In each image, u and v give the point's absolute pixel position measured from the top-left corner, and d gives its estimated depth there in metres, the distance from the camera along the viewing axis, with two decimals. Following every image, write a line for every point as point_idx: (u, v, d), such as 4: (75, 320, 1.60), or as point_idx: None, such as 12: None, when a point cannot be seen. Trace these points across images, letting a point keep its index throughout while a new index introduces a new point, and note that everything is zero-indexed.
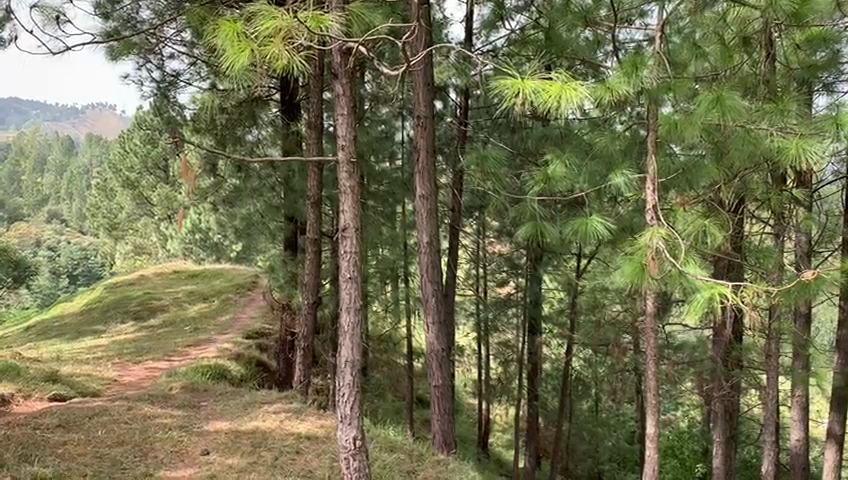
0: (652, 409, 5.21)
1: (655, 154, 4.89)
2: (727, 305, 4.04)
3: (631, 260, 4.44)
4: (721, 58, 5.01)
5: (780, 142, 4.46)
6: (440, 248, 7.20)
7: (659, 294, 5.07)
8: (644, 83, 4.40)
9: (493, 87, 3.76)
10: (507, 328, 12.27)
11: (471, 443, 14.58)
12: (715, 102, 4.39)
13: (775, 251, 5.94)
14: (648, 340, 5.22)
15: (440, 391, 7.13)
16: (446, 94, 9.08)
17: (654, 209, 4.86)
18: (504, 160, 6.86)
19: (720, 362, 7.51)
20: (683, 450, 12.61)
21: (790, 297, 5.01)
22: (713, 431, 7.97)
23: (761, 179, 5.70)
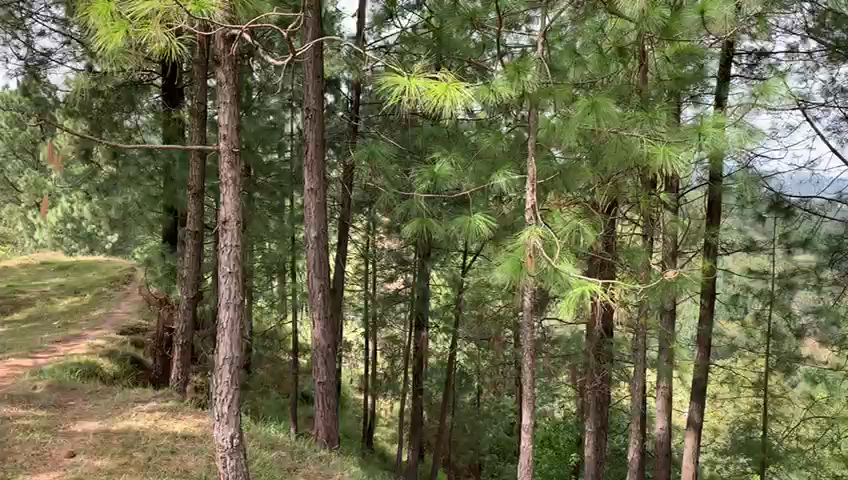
0: (528, 400, 5.40)
1: (536, 156, 5.09)
2: (597, 301, 4.26)
3: (509, 258, 4.59)
4: (597, 66, 5.36)
5: (649, 148, 4.71)
6: (327, 243, 7.13)
7: (537, 290, 5.25)
8: (527, 87, 4.54)
9: (380, 84, 3.77)
10: (394, 323, 12.36)
11: (356, 438, 14.59)
12: (591, 108, 4.60)
13: (644, 251, 6.33)
14: (526, 335, 5.41)
15: (325, 387, 7.07)
16: (338, 87, 9.03)
17: (533, 209, 5.07)
18: (392, 157, 6.93)
19: (593, 355, 7.91)
20: (559, 440, 13.41)
21: (655, 294, 5.34)
22: (586, 421, 8.37)
23: (633, 183, 6.03)
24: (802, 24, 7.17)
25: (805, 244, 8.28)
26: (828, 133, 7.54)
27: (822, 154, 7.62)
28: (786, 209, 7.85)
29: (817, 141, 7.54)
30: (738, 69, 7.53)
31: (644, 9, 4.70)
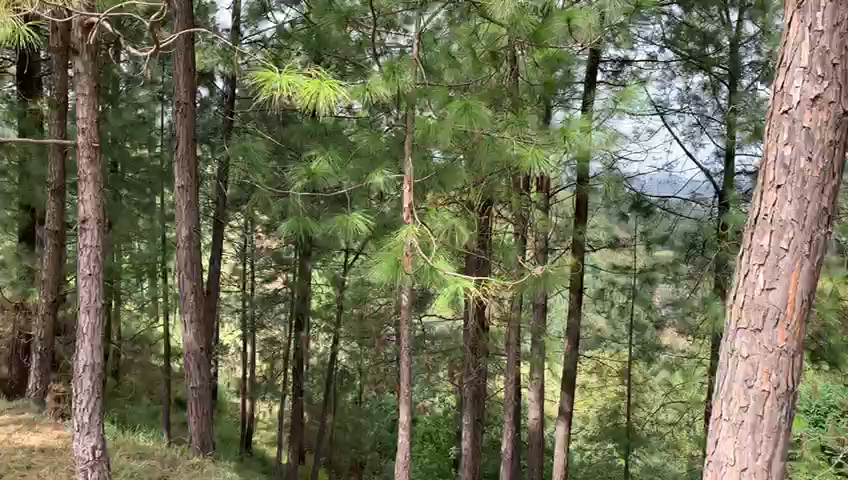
0: (405, 398, 5.45)
1: (412, 156, 5.17)
2: (470, 297, 4.38)
3: (386, 256, 4.65)
4: (472, 68, 5.49)
5: (519, 150, 4.89)
6: (200, 242, 6.89)
7: (414, 288, 5.32)
8: (402, 87, 4.60)
9: (251, 80, 3.79)
10: (274, 324, 12.13)
11: (233, 443, 14.19)
12: (463, 110, 4.69)
13: (516, 248, 6.56)
14: (404, 332, 5.47)
15: (199, 392, 6.85)
16: (212, 81, 8.76)
17: (410, 208, 5.13)
18: (268, 154, 6.81)
19: (471, 350, 8.10)
20: (439, 434, 13.67)
21: (526, 290, 5.54)
22: (463, 415, 8.56)
23: (506, 182, 6.21)
24: (660, 35, 7.68)
25: (664, 241, 8.87)
26: (683, 137, 8.16)
27: (678, 157, 8.27)
28: (646, 207, 8.36)
29: (675, 145, 8.16)
30: (604, 75, 7.97)
31: (514, 15, 4.86)
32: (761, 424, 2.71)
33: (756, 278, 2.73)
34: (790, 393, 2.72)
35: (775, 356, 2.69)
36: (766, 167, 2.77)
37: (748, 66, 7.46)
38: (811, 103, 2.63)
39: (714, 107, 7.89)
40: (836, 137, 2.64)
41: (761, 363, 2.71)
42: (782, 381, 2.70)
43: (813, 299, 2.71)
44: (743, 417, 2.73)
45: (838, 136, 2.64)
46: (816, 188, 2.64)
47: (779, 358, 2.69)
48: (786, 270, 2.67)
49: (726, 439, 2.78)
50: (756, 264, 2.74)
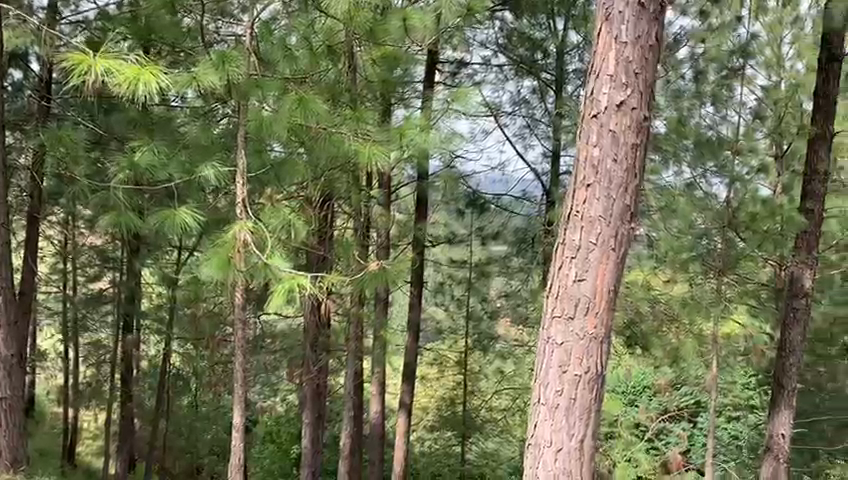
0: (238, 399, 5.30)
1: (246, 148, 5.19)
2: (305, 294, 4.34)
3: (217, 253, 4.47)
4: (310, 63, 5.22)
5: (357, 145, 4.93)
6: (10, 240, 6.27)
7: (248, 286, 5.18)
8: (232, 77, 4.44)
9: (63, 65, 3.54)
10: (99, 326, 11.31)
11: (53, 455, 13.09)
12: (298, 102, 4.63)
13: (355, 243, 6.54)
14: (238, 330, 5.31)
15: (8, 402, 6.26)
16: (26, 63, 7.99)
17: (244, 203, 5.08)
18: (89, 143, 6.30)
19: (310, 347, 7.98)
20: (280, 434, 13.40)
21: (364, 285, 5.56)
22: (303, 412, 8.45)
23: (346, 178, 6.15)
24: (494, 40, 8.07)
25: (497, 236, 9.23)
26: (515, 138, 8.48)
27: (510, 157, 8.53)
28: (481, 204, 8.73)
29: (507, 145, 8.45)
30: (441, 76, 7.97)
31: None
32: (574, 406, 2.92)
33: (569, 270, 2.93)
34: (598, 376, 2.95)
35: (586, 342, 2.90)
36: (578, 167, 2.97)
37: (573, 73, 8.03)
38: (616, 108, 2.86)
39: (542, 111, 8.36)
40: (637, 140, 2.89)
41: (574, 348, 2.91)
42: (593, 365, 2.92)
43: (617, 288, 2.95)
44: (558, 401, 2.93)
45: (639, 139, 2.89)
46: (619, 187, 2.88)
47: (589, 343, 2.90)
48: (594, 263, 2.89)
49: (545, 422, 2.96)
50: (570, 257, 2.93)
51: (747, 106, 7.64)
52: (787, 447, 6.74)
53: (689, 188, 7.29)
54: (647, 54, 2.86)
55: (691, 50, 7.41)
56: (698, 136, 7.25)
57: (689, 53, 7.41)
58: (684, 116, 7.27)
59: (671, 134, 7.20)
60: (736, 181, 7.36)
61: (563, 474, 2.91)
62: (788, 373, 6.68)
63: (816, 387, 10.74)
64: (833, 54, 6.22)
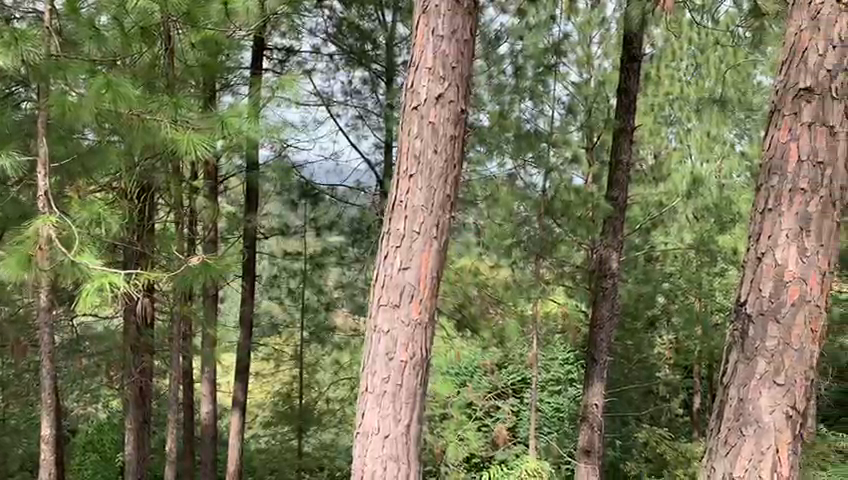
0: (47, 409, 4.85)
1: (48, 137, 4.67)
2: (118, 293, 4.04)
3: (16, 250, 4.07)
4: (122, 46, 4.98)
5: (172, 132, 4.71)
6: None
7: (55, 285, 4.77)
8: (27, 56, 4.03)
9: None
10: None
11: None
12: (106, 87, 4.30)
13: (178, 237, 6.21)
14: (45, 336, 4.85)
15: None
16: None
17: (46, 196, 4.63)
18: None
19: (132, 348, 7.48)
20: (103, 442, 12.53)
21: (185, 281, 5.26)
22: (125, 418, 7.92)
23: (165, 168, 5.82)
24: (323, 28, 8.02)
25: (332, 227, 9.01)
26: (348, 128, 8.47)
27: (344, 147, 8.55)
28: (315, 195, 8.62)
29: (340, 136, 8.48)
30: (270, 64, 8.01)
31: None
32: (400, 392, 2.98)
33: (393, 259, 3.00)
34: (423, 361, 3.03)
35: (411, 329, 2.98)
36: (401, 159, 3.04)
37: (402, 65, 8.02)
38: (435, 101, 2.98)
39: (374, 101, 8.31)
40: (455, 132, 3.02)
41: (400, 336, 2.98)
42: (417, 351, 3.00)
43: (440, 276, 3.05)
44: (385, 387, 2.98)
45: (457, 131, 3.02)
46: (439, 178, 2.99)
47: (414, 330, 2.98)
48: (417, 252, 2.97)
49: (371, 410, 3.00)
50: (393, 247, 3.01)
51: (561, 102, 7.87)
52: (599, 415, 7.30)
53: (510, 179, 7.78)
54: (461, 49, 3.00)
55: (511, 46, 7.82)
56: (518, 129, 7.56)
57: (509, 49, 7.82)
58: (505, 110, 7.66)
59: (492, 127, 7.61)
60: (553, 171, 7.74)
61: (392, 458, 2.96)
62: (600, 347, 7.24)
63: (625, 359, 11.84)
64: (632, 54, 6.87)
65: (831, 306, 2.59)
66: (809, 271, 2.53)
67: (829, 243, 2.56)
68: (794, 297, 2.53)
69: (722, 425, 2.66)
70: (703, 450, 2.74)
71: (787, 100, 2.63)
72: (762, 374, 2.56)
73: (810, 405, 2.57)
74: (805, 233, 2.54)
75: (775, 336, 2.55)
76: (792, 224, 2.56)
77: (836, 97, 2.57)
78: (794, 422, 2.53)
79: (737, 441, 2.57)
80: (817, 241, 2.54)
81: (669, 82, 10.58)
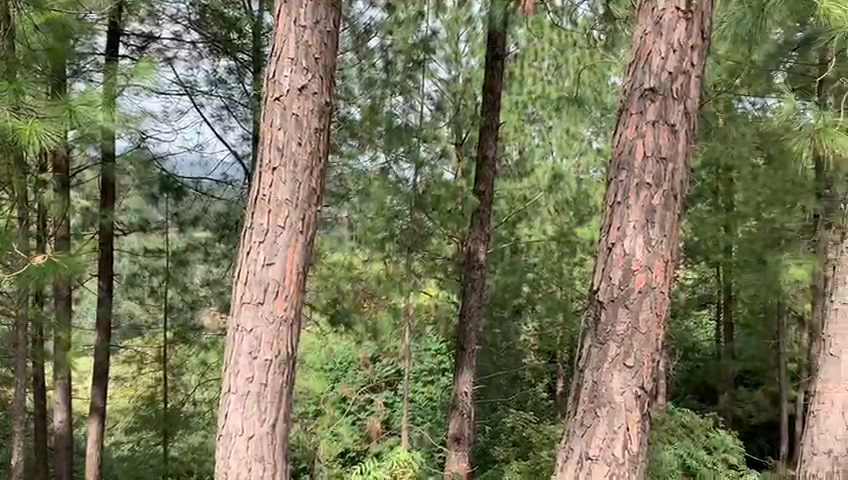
0: None
1: None
2: None
3: None
4: None
5: (13, 123, 4.29)
6: None
7: None
8: None
9: None
10: None
11: None
12: None
13: (21, 234, 5.71)
14: None
15: None
16: None
17: None
18: None
19: None
20: None
21: (28, 282, 4.84)
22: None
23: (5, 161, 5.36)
24: (185, 15, 7.50)
25: (196, 222, 8.83)
26: (212, 119, 8.16)
27: (209, 139, 8.22)
28: (178, 189, 8.20)
29: (204, 126, 8.14)
30: (127, 50, 7.34)
31: None
32: (266, 391, 2.96)
33: (257, 255, 2.98)
34: (289, 359, 3.02)
35: (275, 326, 2.97)
36: (263, 150, 3.03)
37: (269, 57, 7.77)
38: (298, 92, 2.99)
39: (240, 92, 8.07)
40: (319, 124, 3.05)
41: (264, 334, 2.96)
42: (283, 348, 2.99)
43: (305, 272, 3.06)
44: (249, 387, 2.94)
45: (321, 124, 3.05)
46: (304, 171, 3.02)
47: (279, 328, 2.98)
48: (283, 247, 2.98)
49: (236, 411, 2.95)
50: (257, 242, 2.99)
51: (431, 98, 7.80)
52: (469, 403, 7.51)
53: (383, 172, 7.75)
54: (325, 40, 3.02)
55: (381, 40, 7.75)
56: (390, 125, 7.65)
57: (379, 43, 7.81)
58: (377, 104, 7.77)
59: (364, 121, 7.78)
60: (424, 165, 7.73)
61: (256, 459, 2.93)
62: (469, 337, 7.42)
63: (495, 346, 12.08)
64: (496, 53, 7.09)
65: (672, 292, 2.79)
66: (653, 260, 2.72)
67: (670, 234, 2.76)
68: (640, 285, 2.71)
69: (578, 407, 2.80)
70: (562, 432, 2.88)
71: (633, 99, 2.81)
72: (614, 357, 2.71)
73: (656, 385, 2.77)
74: (650, 224, 2.72)
75: (624, 321, 2.71)
76: (638, 217, 2.73)
77: (676, 98, 2.76)
78: (642, 402, 2.71)
79: (592, 422, 2.72)
80: (660, 232, 2.73)
81: (532, 82, 10.61)
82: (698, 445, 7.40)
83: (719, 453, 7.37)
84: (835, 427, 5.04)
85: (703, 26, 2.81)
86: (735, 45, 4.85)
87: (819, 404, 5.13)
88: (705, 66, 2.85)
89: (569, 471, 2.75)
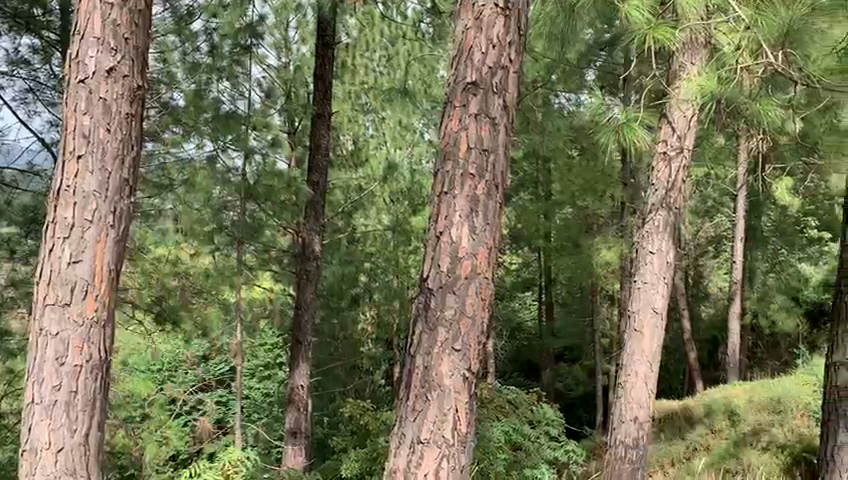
0: None
1: None
2: None
3: None
4: None
5: None
6: None
7: None
8: None
9: None
10: None
11: None
12: None
13: None
14: None
15: None
16: None
17: None
18: None
19: None
20: None
21: None
22: None
23: None
24: None
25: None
26: (15, 103, 6.61)
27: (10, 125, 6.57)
28: None
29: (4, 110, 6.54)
30: None
31: None
32: (76, 400, 2.74)
33: (62, 252, 2.76)
34: (100, 364, 2.83)
35: (85, 328, 2.77)
36: (67, 136, 2.82)
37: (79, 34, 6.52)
38: (105, 74, 2.81)
39: (47, 74, 6.71)
40: (130, 110, 2.90)
41: (71, 338, 2.74)
42: (94, 352, 2.79)
43: (117, 268, 2.89)
44: (57, 396, 2.70)
45: (132, 109, 2.90)
46: (114, 160, 2.85)
47: (89, 330, 2.78)
48: (91, 242, 2.79)
49: (41, 424, 2.70)
50: (63, 237, 2.76)
51: (259, 83, 7.82)
52: (305, 396, 7.42)
53: (211, 162, 7.03)
54: (135, 20, 2.89)
55: (205, 23, 7.01)
56: (217, 111, 6.88)
57: (203, 27, 7.02)
58: (202, 90, 6.92)
59: (188, 107, 6.79)
60: (254, 155, 7.32)
61: (66, 473, 2.69)
62: (305, 329, 7.40)
63: (332, 338, 12.56)
64: (327, 41, 7.01)
65: (494, 278, 2.91)
66: (478, 247, 2.82)
67: (493, 222, 2.87)
68: (466, 272, 2.80)
69: (410, 392, 2.84)
70: (394, 417, 2.92)
71: (457, 92, 2.90)
72: (443, 342, 2.79)
73: (482, 366, 2.88)
74: (474, 213, 2.82)
75: (453, 306, 2.79)
76: (464, 206, 2.82)
77: (496, 92, 2.88)
78: (469, 383, 2.82)
79: (423, 406, 2.78)
80: (484, 220, 2.84)
81: (364, 72, 10.39)
82: (522, 419, 7.84)
83: (541, 426, 7.86)
84: (640, 394, 5.55)
85: (519, 24, 2.96)
86: (550, 43, 5.10)
87: (626, 376, 5.62)
88: (521, 62, 3.00)
89: (402, 456, 2.78)
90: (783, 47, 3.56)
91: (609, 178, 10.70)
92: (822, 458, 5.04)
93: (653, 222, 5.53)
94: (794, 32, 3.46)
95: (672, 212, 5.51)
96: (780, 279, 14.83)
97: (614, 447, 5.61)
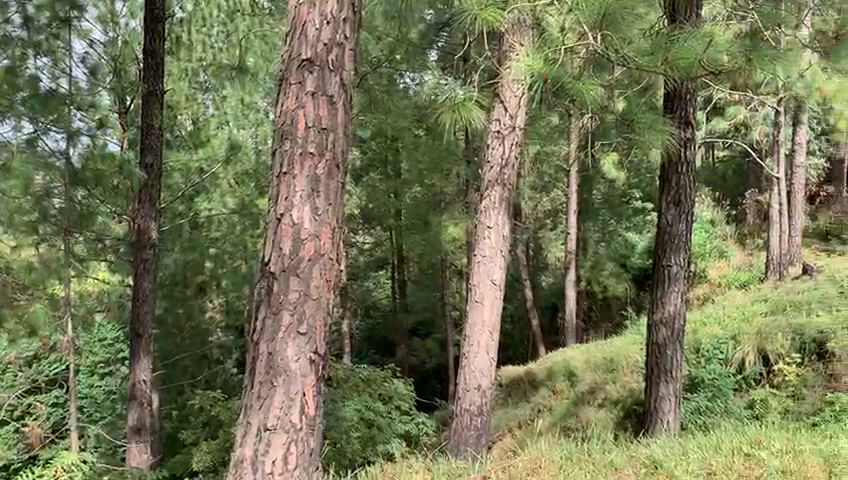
0: None
1: None
2: None
3: None
4: None
5: None
6: None
7: None
8: None
9: None
10: None
11: None
12: None
13: None
14: None
15: None
16: None
17: None
18: None
19: None
20: None
21: None
22: None
23: None
24: None
25: None
26: None
27: None
28: None
29: None
30: None
31: None
32: None
33: None
34: None
35: None
36: None
37: None
38: None
39: None
40: None
41: None
42: None
43: None
44: None
45: None
46: None
47: None
48: None
49: None
50: None
51: (78, 57, 7.15)
52: (148, 391, 7.02)
53: (29, 145, 6.24)
54: None
55: None
56: (35, 90, 6.18)
57: None
58: (15, 67, 6.15)
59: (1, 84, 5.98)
60: (81, 137, 6.75)
61: None
62: (143, 321, 6.95)
63: (178, 329, 12.24)
64: (156, 15, 6.58)
65: (338, 258, 2.89)
66: (320, 229, 2.79)
67: (335, 203, 2.85)
68: (310, 254, 2.76)
69: (254, 379, 2.77)
70: (238, 406, 2.83)
71: (292, 70, 2.83)
72: (288, 326, 2.74)
73: (327, 348, 2.86)
74: (315, 194, 2.78)
75: (296, 289, 2.74)
76: (304, 186, 2.77)
77: (333, 69, 2.84)
78: (315, 366, 2.79)
79: (269, 393, 2.72)
80: (325, 200, 2.80)
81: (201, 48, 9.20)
82: (376, 397, 7.92)
83: (393, 402, 7.98)
84: (482, 363, 5.76)
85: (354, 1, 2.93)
86: (387, 21, 5.14)
87: (470, 346, 5.82)
88: (357, 40, 2.98)
89: (248, 445, 2.71)
90: (600, 29, 3.77)
91: (454, 156, 11.01)
92: (648, 410, 5.70)
93: (490, 198, 5.74)
94: (608, 15, 3.69)
95: (507, 188, 5.76)
96: (610, 248, 15.90)
97: (460, 416, 5.78)
